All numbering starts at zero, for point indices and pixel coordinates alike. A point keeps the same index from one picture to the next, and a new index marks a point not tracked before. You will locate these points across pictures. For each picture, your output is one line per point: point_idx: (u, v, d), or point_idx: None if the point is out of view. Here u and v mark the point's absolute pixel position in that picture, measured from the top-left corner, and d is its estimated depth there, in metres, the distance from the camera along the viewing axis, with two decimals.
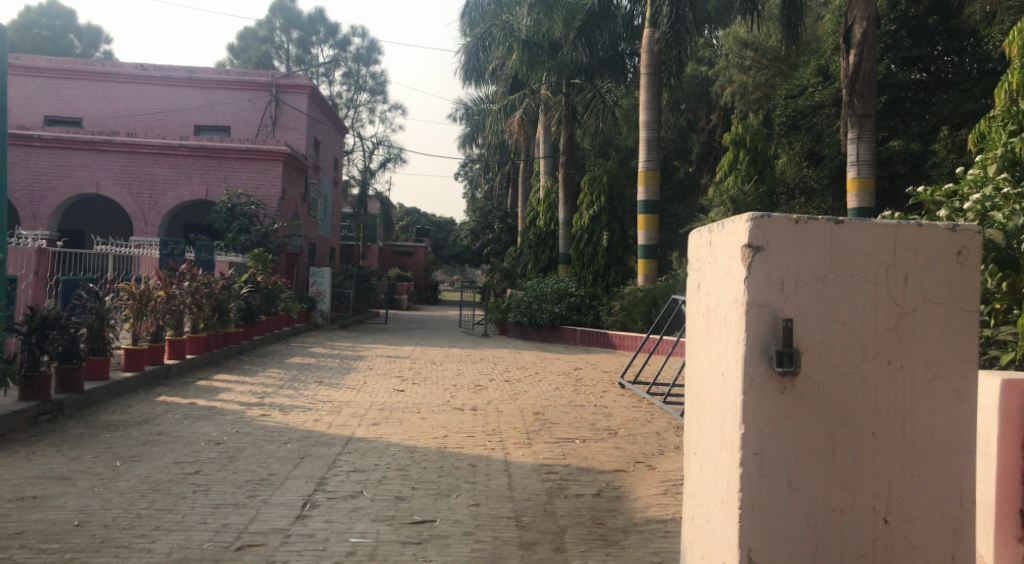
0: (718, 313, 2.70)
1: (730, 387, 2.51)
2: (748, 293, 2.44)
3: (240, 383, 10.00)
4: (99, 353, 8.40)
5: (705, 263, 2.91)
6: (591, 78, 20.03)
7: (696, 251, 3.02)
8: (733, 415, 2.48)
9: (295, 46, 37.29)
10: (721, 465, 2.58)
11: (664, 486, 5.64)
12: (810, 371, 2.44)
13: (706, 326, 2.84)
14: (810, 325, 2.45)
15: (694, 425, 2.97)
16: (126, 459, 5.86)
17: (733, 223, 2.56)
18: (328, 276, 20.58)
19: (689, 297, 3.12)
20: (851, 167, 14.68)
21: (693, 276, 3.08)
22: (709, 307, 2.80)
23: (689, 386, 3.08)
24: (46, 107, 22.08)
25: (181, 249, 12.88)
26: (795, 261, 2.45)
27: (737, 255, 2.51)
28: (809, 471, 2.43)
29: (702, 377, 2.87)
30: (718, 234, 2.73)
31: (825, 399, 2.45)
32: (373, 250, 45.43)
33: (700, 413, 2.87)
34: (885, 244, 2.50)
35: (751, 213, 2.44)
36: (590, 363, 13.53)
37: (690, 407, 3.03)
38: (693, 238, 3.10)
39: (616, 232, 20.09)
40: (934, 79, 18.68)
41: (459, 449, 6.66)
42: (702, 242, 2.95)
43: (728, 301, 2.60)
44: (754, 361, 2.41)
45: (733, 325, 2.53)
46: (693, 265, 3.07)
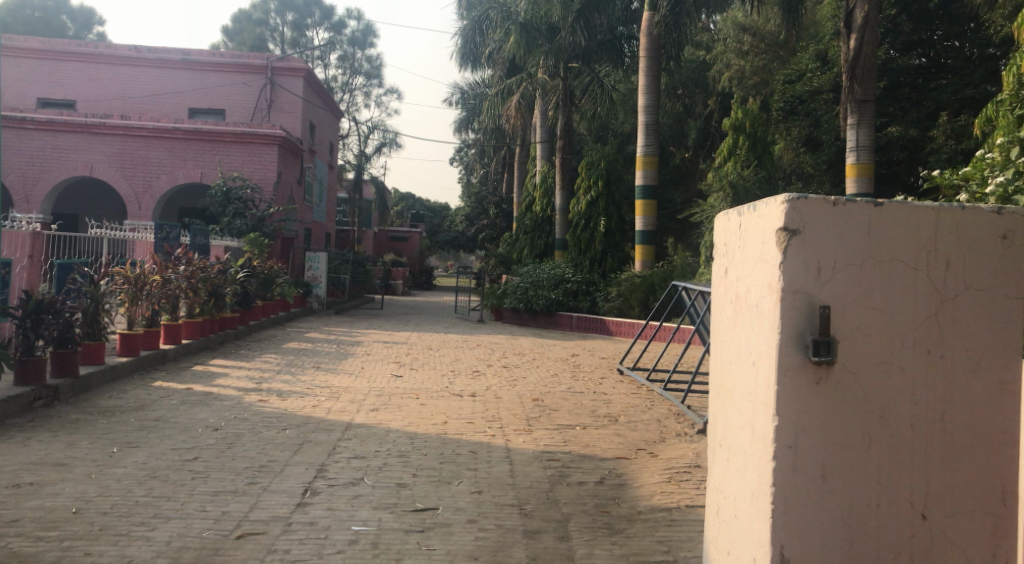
0: (748, 300, 2.66)
1: (762, 378, 2.46)
2: (783, 280, 2.39)
3: (237, 368, 9.92)
4: (94, 338, 8.29)
5: (734, 248, 2.87)
6: (589, 61, 19.92)
7: (724, 236, 2.97)
8: (764, 406, 2.43)
9: (290, 29, 36.90)
10: (751, 458, 2.54)
11: (667, 473, 5.60)
12: (846, 362, 2.39)
13: (734, 313, 2.79)
14: (846, 313, 2.40)
15: (720, 415, 2.93)
16: (124, 445, 5.79)
17: (767, 206, 2.51)
18: (324, 261, 20.43)
19: (716, 285, 3.08)
20: (850, 153, 14.65)
21: (720, 263, 3.03)
22: (739, 294, 2.76)
23: (714, 376, 3.05)
24: (37, 88, 21.77)
25: (176, 234, 12.75)
26: (830, 246, 2.40)
27: (772, 239, 2.46)
28: (845, 465, 2.38)
29: (730, 366, 2.83)
30: (749, 218, 2.69)
31: (863, 390, 2.39)
32: (368, 235, 45.21)
33: (727, 403, 2.83)
34: (926, 228, 2.44)
35: (787, 195, 2.39)
36: (587, 349, 13.49)
37: (716, 398, 2.99)
38: (721, 223, 3.06)
39: (613, 218, 20.04)
40: (934, 63, 18.56)
41: (459, 435, 6.61)
42: (731, 226, 2.91)
43: (759, 288, 2.55)
44: (788, 350, 2.36)
45: (766, 312, 2.48)
46: (721, 252, 3.03)
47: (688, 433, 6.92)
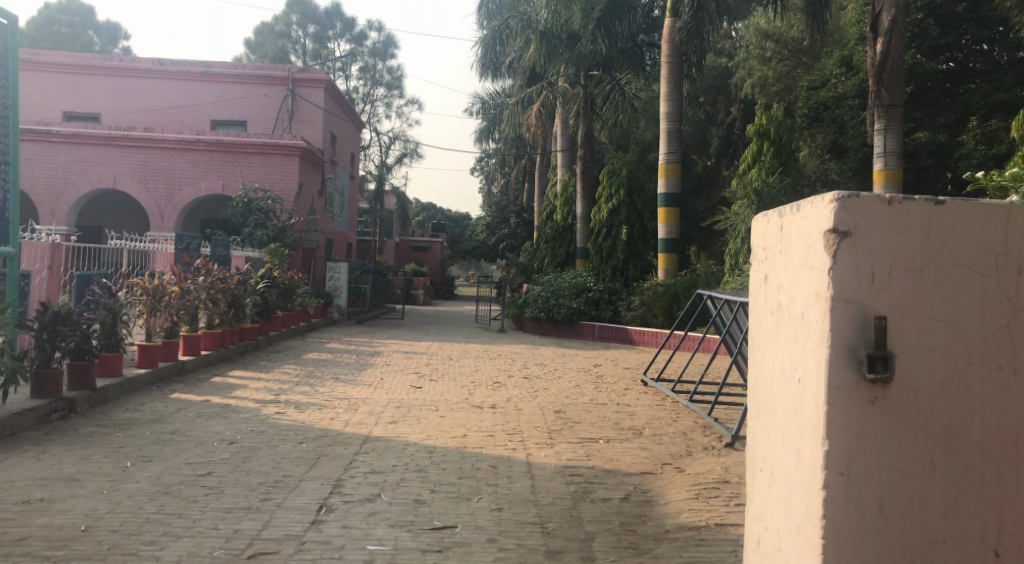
0: (792, 310, 2.46)
1: (810, 396, 2.27)
2: (832, 288, 2.20)
3: (255, 379, 9.84)
4: (112, 349, 8.27)
5: (775, 252, 2.68)
6: (610, 69, 19.74)
7: (763, 240, 2.78)
8: (813, 429, 2.24)
9: (312, 41, 37.17)
10: (796, 485, 2.35)
11: (695, 489, 5.38)
12: (904, 379, 2.19)
13: (776, 324, 2.60)
14: (905, 325, 2.20)
15: (760, 435, 2.74)
16: (137, 459, 5.71)
17: (814, 206, 2.33)
18: (345, 271, 20.42)
19: (754, 293, 2.90)
20: (877, 158, 14.34)
21: (759, 268, 2.85)
22: (780, 303, 2.57)
23: (753, 392, 2.86)
24: (63, 102, 22.06)
25: (196, 245, 12.76)
26: (886, 250, 2.21)
27: (819, 242, 2.28)
28: (905, 495, 2.18)
29: (771, 382, 2.63)
30: (792, 219, 2.50)
31: (925, 411, 2.19)
32: (389, 245, 45.23)
33: (768, 422, 2.63)
34: (993, 229, 2.24)
35: (836, 194, 2.20)
36: (610, 359, 13.26)
37: (755, 416, 2.80)
38: (760, 225, 2.88)
39: (635, 226, 19.85)
40: (963, 68, 18.12)
41: (479, 449, 6.44)
42: (771, 229, 2.71)
43: (805, 297, 2.37)
44: (840, 367, 2.17)
45: (813, 323, 2.29)
46: (760, 257, 2.84)
47: (715, 447, 6.68)
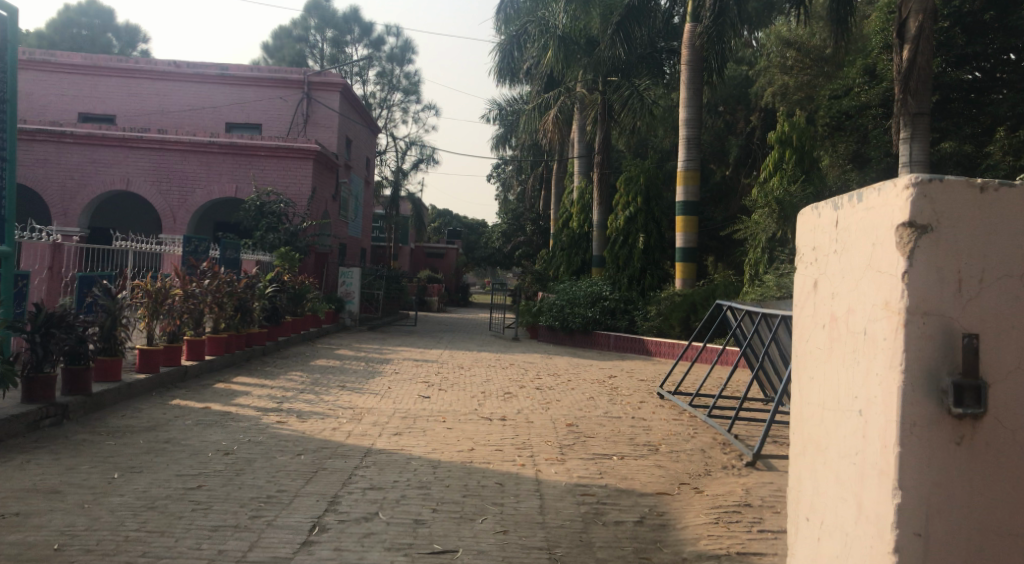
0: (853, 325, 2.30)
1: (879, 431, 2.10)
2: (908, 300, 2.02)
3: (260, 386, 9.59)
4: (111, 353, 8.07)
5: (830, 254, 2.53)
6: (627, 76, 19.46)
7: (816, 240, 2.63)
8: (880, 473, 2.08)
9: (329, 45, 37.18)
10: (860, 534, 2.18)
11: (714, 513, 4.99)
12: (992, 410, 2.02)
13: (831, 340, 2.45)
14: (996, 345, 2.04)
15: (811, 464, 2.59)
16: (126, 470, 5.46)
17: (882, 194, 2.16)
18: (357, 276, 20.21)
19: (803, 301, 2.75)
20: (901, 168, 13.91)
21: (809, 273, 2.70)
22: (839, 315, 2.40)
23: (803, 414, 2.71)
24: (79, 104, 22.09)
25: (204, 247, 12.57)
26: (973, 253, 2.04)
27: (890, 240, 2.11)
28: (991, 548, 2.03)
29: (826, 408, 2.47)
30: (853, 212, 2.34)
31: (1015, 449, 2.04)
32: (405, 252, 45.12)
33: (823, 452, 2.48)
34: None
35: (915, 180, 2.03)
36: (625, 370, 12.89)
37: (806, 443, 2.65)
38: (810, 219, 2.73)
39: (652, 234, 19.54)
40: (991, 77, 17.54)
41: (486, 464, 6.11)
42: (826, 225, 2.55)
43: (870, 310, 2.20)
44: (920, 399, 1.99)
45: (882, 340, 2.12)
46: (809, 259, 2.70)
47: (735, 466, 6.30)
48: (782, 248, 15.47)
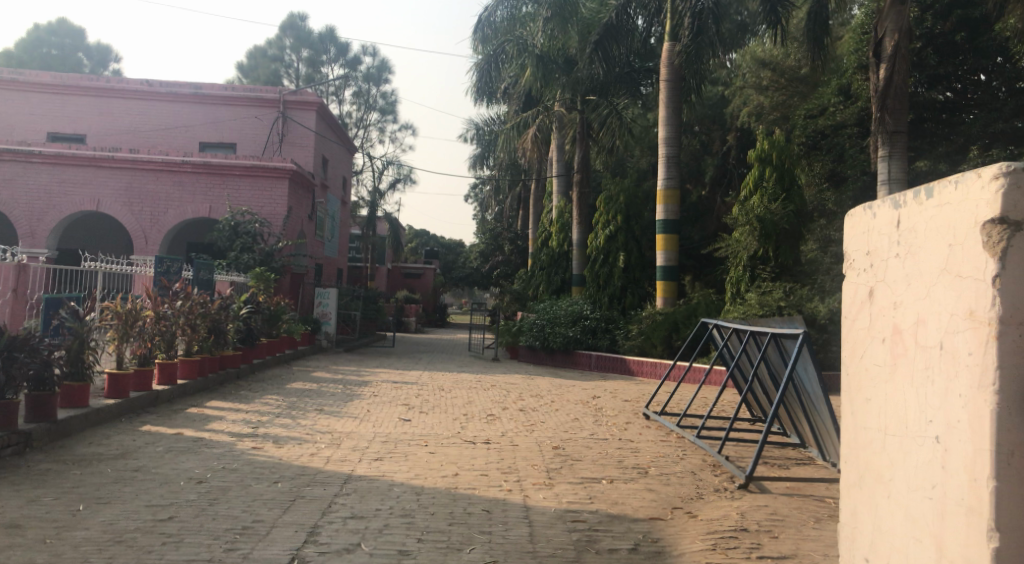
0: (928, 338, 2.23)
1: (967, 459, 2.01)
2: (1002, 309, 1.92)
3: (234, 410, 9.28)
4: (78, 378, 7.73)
5: (892, 258, 2.48)
6: (606, 94, 19.54)
7: (876, 243, 2.58)
8: (970, 510, 1.99)
9: (305, 65, 37.02)
10: None
11: (711, 539, 4.81)
12: None
13: (900, 355, 2.39)
14: None
15: (878, 492, 2.51)
16: (92, 501, 5.16)
17: (964, 188, 2.09)
18: (334, 297, 19.91)
19: (856, 312, 2.71)
20: (880, 185, 13.98)
21: (863, 280, 2.67)
22: (910, 325, 2.34)
23: (862, 435, 2.64)
24: (48, 123, 21.71)
25: (177, 267, 12.23)
26: None
27: (976, 239, 2.03)
28: None
29: (896, 430, 2.39)
30: (924, 211, 2.30)
31: None
32: (382, 272, 44.74)
33: (893, 481, 2.40)
34: None
35: (1005, 169, 1.96)
36: (608, 390, 12.71)
37: (868, 467, 2.58)
38: (862, 221, 2.71)
39: (632, 253, 19.50)
40: (962, 98, 17.83)
41: (472, 490, 5.88)
42: (889, 226, 2.50)
43: (949, 319, 2.13)
44: (1018, 422, 1.90)
45: (968, 353, 2.03)
46: (863, 265, 2.68)
47: (727, 488, 6.14)
48: (764, 266, 15.54)
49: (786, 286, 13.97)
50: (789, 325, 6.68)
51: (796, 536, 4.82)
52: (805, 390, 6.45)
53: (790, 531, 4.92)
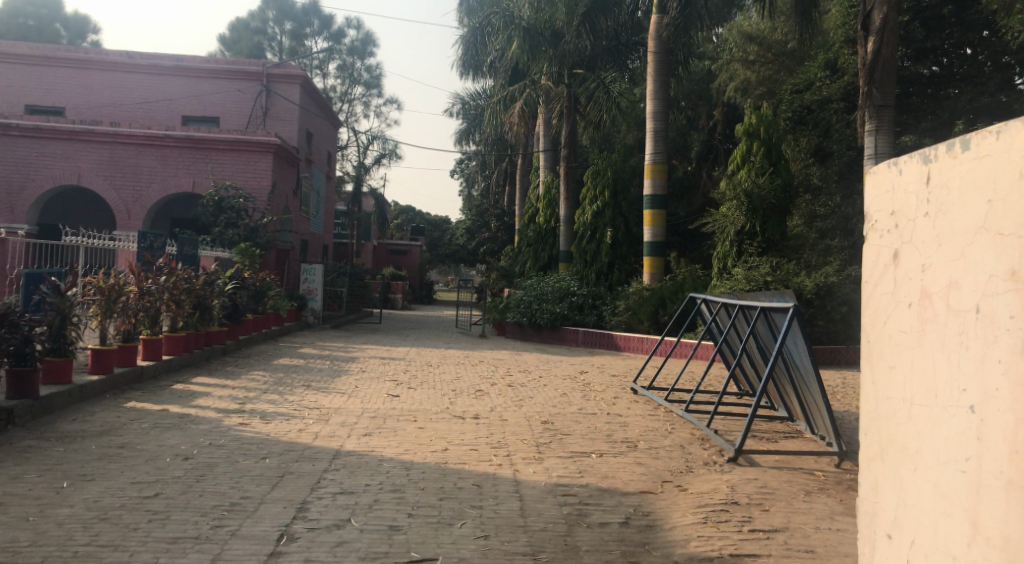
0: (962, 302, 2.19)
1: (1004, 430, 1.98)
2: None
3: (221, 386, 9.20)
4: (61, 354, 7.61)
5: (920, 218, 2.42)
6: (594, 67, 19.72)
7: (902, 203, 2.52)
8: (1007, 484, 1.96)
9: (288, 38, 36.49)
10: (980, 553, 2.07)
11: (702, 513, 4.81)
12: None
13: (929, 320, 2.35)
14: None
15: (902, 464, 2.49)
16: (76, 478, 5.09)
17: (1002, 141, 2.03)
18: (320, 273, 19.76)
19: (879, 275, 2.66)
20: (867, 160, 13.99)
21: (886, 242, 2.62)
22: (942, 289, 2.29)
23: (885, 405, 2.61)
24: (26, 96, 21.25)
25: (160, 243, 12.04)
26: None
27: (1016, 197, 1.97)
28: None
29: (925, 400, 2.36)
30: (956, 165, 2.23)
31: None
32: (368, 249, 44.51)
33: (921, 452, 2.37)
34: None
35: None
36: (596, 366, 12.73)
37: (891, 440, 2.56)
38: (887, 178, 2.64)
39: (620, 229, 19.47)
40: (949, 72, 17.76)
41: (462, 465, 5.85)
42: (919, 184, 2.44)
43: (986, 282, 2.08)
44: None
45: (1007, 319, 1.99)
46: (887, 226, 2.62)
47: (717, 462, 6.15)
48: (751, 240, 15.51)
49: (772, 261, 13.99)
50: (779, 298, 6.61)
51: (786, 509, 4.83)
52: (795, 363, 6.41)
53: (780, 504, 4.94)
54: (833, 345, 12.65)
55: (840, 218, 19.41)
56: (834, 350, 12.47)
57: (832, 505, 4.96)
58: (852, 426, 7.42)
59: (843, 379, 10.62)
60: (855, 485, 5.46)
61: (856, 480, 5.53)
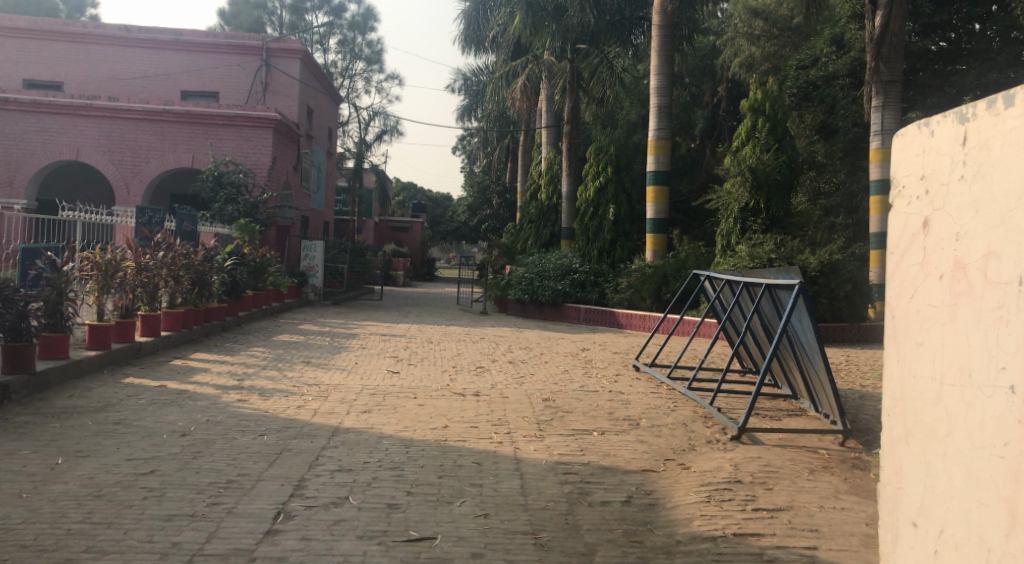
0: (1001, 277, 2.08)
1: None
2: None
3: (220, 363, 9.15)
4: (56, 330, 7.52)
5: (955, 183, 2.30)
6: (597, 43, 19.28)
7: (934, 167, 2.40)
8: None
9: (288, 12, 36.01)
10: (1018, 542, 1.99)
11: (704, 491, 4.74)
12: None
13: (964, 295, 2.24)
14: None
15: (930, 448, 2.39)
16: (71, 455, 5.02)
17: None
18: (321, 250, 19.64)
19: (906, 246, 2.54)
20: (873, 137, 13.77)
21: (916, 209, 2.50)
22: (978, 262, 2.18)
23: (911, 385, 2.51)
24: (23, 70, 21.01)
25: (158, 218, 11.93)
26: None
27: None
28: None
29: (957, 379, 2.26)
30: (998, 126, 2.11)
31: None
32: (369, 225, 44.37)
33: (952, 435, 2.27)
34: None
35: None
36: (597, 343, 12.65)
37: (918, 421, 2.46)
38: (915, 141, 2.52)
39: (622, 205, 19.31)
40: (957, 47, 17.59)
41: (461, 443, 5.78)
42: (953, 146, 2.31)
43: None
44: None
45: None
46: (916, 192, 2.50)
47: (720, 440, 6.07)
48: (755, 217, 15.35)
49: (776, 239, 13.84)
50: (785, 275, 6.48)
51: (791, 489, 4.75)
52: (800, 340, 6.30)
53: (785, 483, 4.86)
54: (837, 323, 12.55)
55: (845, 195, 19.23)
56: (837, 328, 12.38)
57: (837, 484, 4.87)
58: (856, 404, 7.33)
59: (846, 357, 10.54)
60: (860, 464, 5.38)
61: (861, 460, 5.44)
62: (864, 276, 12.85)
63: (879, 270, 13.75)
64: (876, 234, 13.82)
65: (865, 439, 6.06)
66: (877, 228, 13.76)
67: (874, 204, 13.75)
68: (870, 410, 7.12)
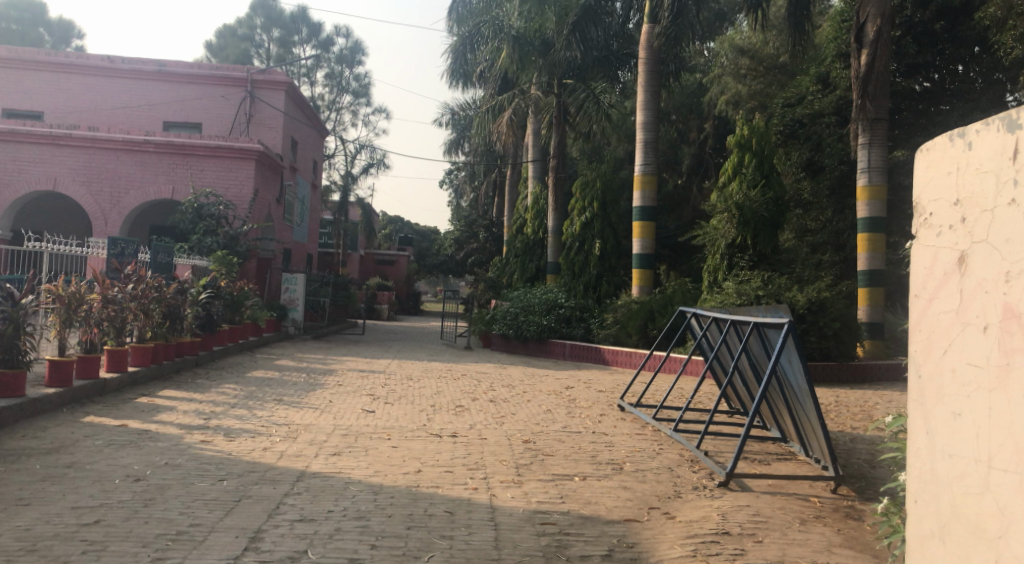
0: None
1: None
2: None
3: (188, 400, 8.76)
4: (11, 365, 7.12)
5: (988, 223, 2.42)
6: (584, 78, 19.19)
7: (969, 198, 2.52)
8: None
9: (276, 45, 36.23)
10: None
11: (690, 544, 4.43)
12: None
13: (998, 350, 2.35)
14: None
15: (957, 510, 2.52)
16: (10, 503, 4.66)
17: None
18: (301, 283, 19.30)
19: (936, 286, 2.68)
20: (860, 174, 13.71)
21: (948, 245, 2.62)
22: (1007, 318, 2.31)
23: (939, 441, 2.63)
24: (3, 99, 20.78)
25: (132, 249, 11.56)
26: None
27: None
28: None
29: (989, 441, 2.37)
30: None
31: None
32: (354, 259, 43.97)
33: (982, 500, 2.39)
34: None
35: None
36: (582, 380, 12.35)
37: (949, 482, 2.56)
38: (948, 169, 2.64)
39: (608, 240, 19.20)
40: (940, 87, 17.70)
41: (434, 489, 5.45)
42: (989, 184, 2.43)
43: None
44: None
45: None
46: (948, 223, 2.63)
47: (707, 487, 5.77)
48: (742, 254, 15.20)
49: (764, 275, 13.66)
50: (773, 313, 6.26)
51: (782, 541, 4.45)
52: (788, 382, 6.08)
53: (775, 535, 4.56)
54: (825, 361, 12.33)
55: (831, 232, 19.29)
56: (825, 367, 12.17)
57: (830, 535, 4.58)
58: (847, 448, 7.07)
59: (836, 397, 10.29)
60: (853, 513, 5.09)
61: (855, 509, 5.16)
62: (852, 313, 12.69)
63: (868, 308, 13.56)
64: (864, 271, 13.69)
65: (857, 485, 5.79)
66: (866, 266, 13.64)
67: (863, 242, 13.65)
68: (863, 454, 6.86)
